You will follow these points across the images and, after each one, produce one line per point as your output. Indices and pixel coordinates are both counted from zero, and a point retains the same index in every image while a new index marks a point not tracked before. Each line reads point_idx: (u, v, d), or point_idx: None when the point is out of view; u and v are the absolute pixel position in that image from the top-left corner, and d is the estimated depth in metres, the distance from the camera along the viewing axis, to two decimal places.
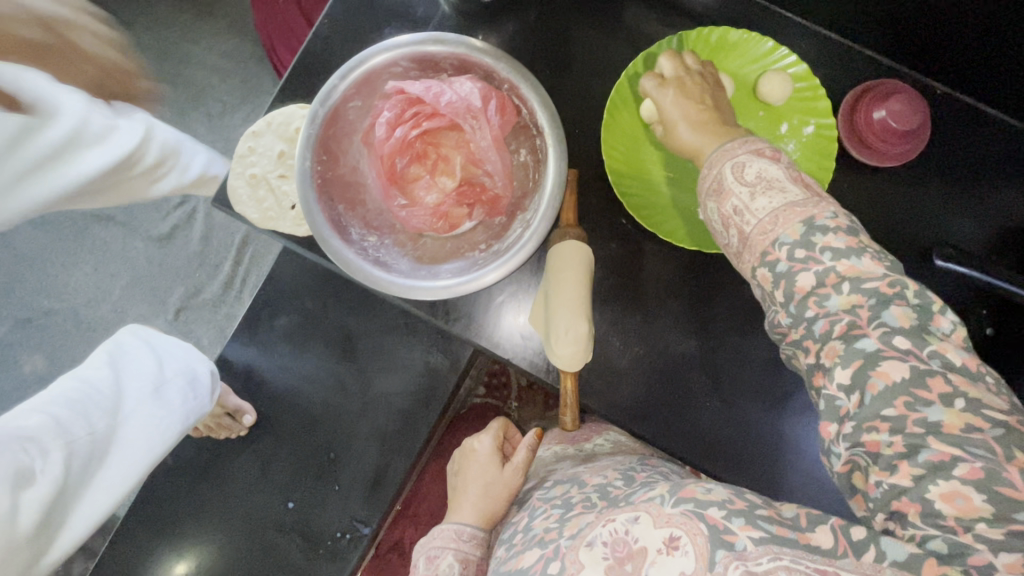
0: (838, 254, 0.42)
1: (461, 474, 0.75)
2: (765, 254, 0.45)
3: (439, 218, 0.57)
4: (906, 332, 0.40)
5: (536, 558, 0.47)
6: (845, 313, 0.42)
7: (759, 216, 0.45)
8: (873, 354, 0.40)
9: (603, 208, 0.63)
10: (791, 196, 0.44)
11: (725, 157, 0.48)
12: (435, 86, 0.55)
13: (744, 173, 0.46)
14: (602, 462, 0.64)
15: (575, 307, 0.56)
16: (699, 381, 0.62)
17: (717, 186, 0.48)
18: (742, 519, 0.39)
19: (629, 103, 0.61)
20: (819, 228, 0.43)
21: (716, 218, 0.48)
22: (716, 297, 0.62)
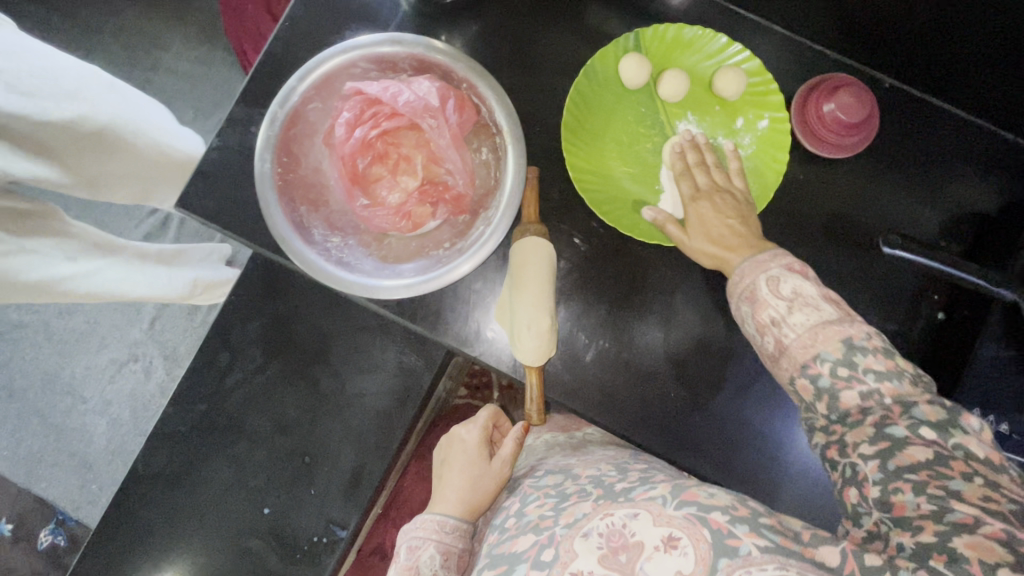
0: (880, 375, 0.45)
1: (445, 463, 0.75)
2: (806, 366, 0.47)
3: (403, 218, 0.57)
4: (933, 425, 0.43)
5: (531, 543, 0.48)
6: (878, 406, 0.45)
7: (797, 330, 0.48)
8: (901, 440, 0.43)
9: (566, 205, 0.63)
10: (827, 315, 0.47)
11: (757, 269, 0.51)
12: (394, 86, 0.56)
13: (779, 287, 0.49)
14: (593, 455, 0.65)
15: (539, 302, 0.57)
16: (665, 372, 0.63)
17: (751, 294, 0.50)
18: (746, 526, 0.41)
19: (587, 102, 0.62)
20: (860, 348, 0.46)
21: (750, 322, 0.50)
22: (679, 289, 0.63)
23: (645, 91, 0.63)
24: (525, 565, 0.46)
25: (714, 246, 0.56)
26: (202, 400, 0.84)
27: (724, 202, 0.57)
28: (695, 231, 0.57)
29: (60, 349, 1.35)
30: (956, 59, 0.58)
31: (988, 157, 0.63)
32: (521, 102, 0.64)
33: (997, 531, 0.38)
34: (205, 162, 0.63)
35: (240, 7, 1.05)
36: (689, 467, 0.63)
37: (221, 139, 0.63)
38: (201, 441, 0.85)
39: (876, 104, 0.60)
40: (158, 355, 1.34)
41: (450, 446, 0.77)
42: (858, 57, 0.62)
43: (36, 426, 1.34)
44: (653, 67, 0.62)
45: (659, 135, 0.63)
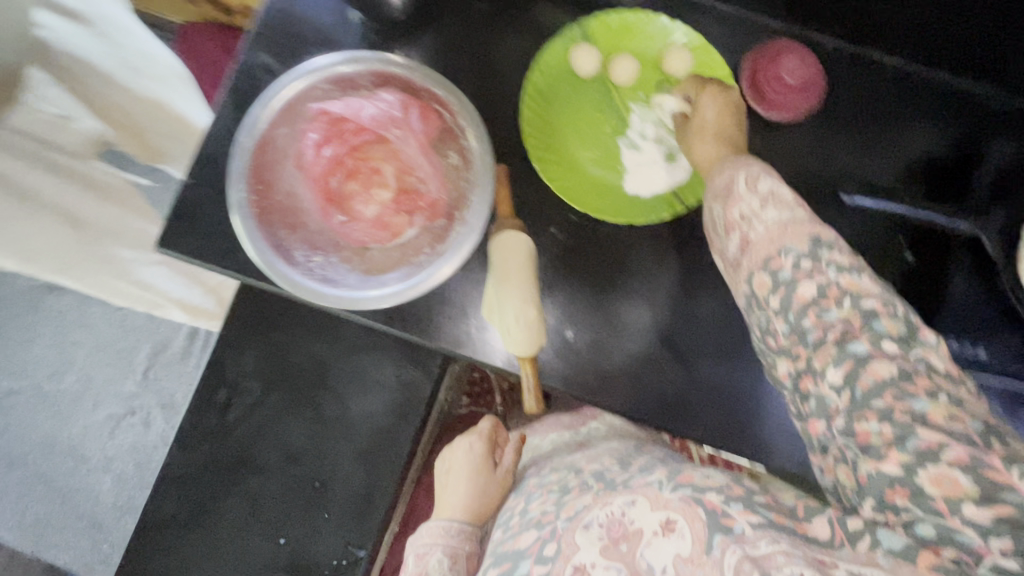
0: (841, 268, 0.45)
1: (450, 475, 0.76)
2: (770, 260, 0.47)
3: (381, 228, 0.59)
4: (895, 339, 0.43)
5: (534, 539, 0.53)
6: (840, 322, 0.44)
7: (766, 224, 0.48)
8: (863, 356, 0.42)
9: (538, 195, 0.64)
10: (795, 213, 0.47)
11: (738, 166, 0.52)
12: (355, 101, 0.57)
13: (756, 183, 0.49)
14: (599, 448, 0.69)
15: (523, 294, 0.59)
16: (655, 346, 0.64)
17: (728, 192, 0.51)
18: (740, 504, 0.42)
19: (544, 94, 0.64)
20: (825, 246, 0.45)
21: (721, 220, 0.51)
22: (660, 263, 0.64)
23: (599, 78, 0.65)
24: (529, 560, 0.50)
25: (712, 143, 0.58)
26: (205, 439, 0.83)
27: (717, 99, 0.60)
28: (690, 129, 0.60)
29: (56, 413, 1.33)
30: (889, 20, 0.61)
31: (936, 103, 0.65)
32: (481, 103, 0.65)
33: (960, 456, 0.38)
34: (181, 201, 0.64)
35: (197, 50, 1.08)
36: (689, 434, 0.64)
37: (195, 175, 0.64)
38: (209, 482, 0.83)
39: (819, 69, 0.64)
40: (156, 405, 1.33)
41: (452, 458, 0.78)
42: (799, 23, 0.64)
43: (43, 495, 1.32)
44: (603, 54, 0.65)
45: (616, 118, 0.65)
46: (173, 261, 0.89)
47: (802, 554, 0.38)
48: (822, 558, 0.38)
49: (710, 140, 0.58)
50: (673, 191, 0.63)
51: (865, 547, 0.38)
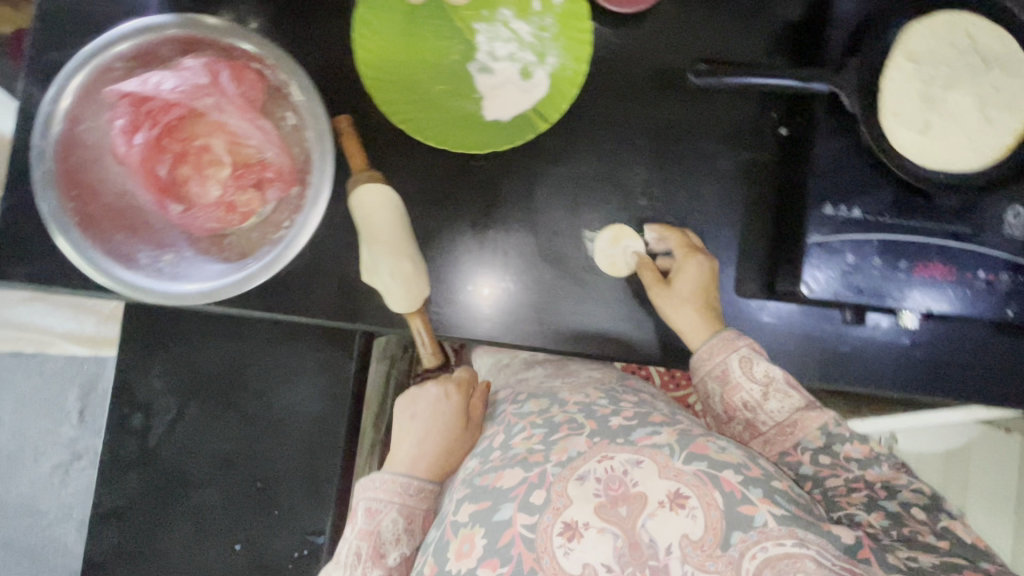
0: (860, 461, 0.53)
1: (412, 423, 0.66)
2: (789, 453, 0.55)
3: (227, 210, 0.54)
4: (921, 504, 0.50)
5: (519, 480, 0.51)
6: (864, 484, 0.52)
7: (776, 416, 0.55)
8: (895, 512, 0.49)
9: (394, 142, 0.60)
10: (797, 400, 0.55)
11: (727, 347, 0.56)
12: (153, 77, 0.51)
13: (753, 368, 0.56)
14: (578, 379, 0.67)
15: (396, 248, 0.56)
16: (548, 273, 0.61)
17: (724, 374, 0.56)
18: (761, 492, 0.47)
19: (376, 30, 0.58)
20: (839, 436, 0.54)
21: (722, 402, 0.57)
22: (536, 188, 0.61)
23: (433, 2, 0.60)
24: (511, 504, 0.49)
25: (703, 322, 0.58)
26: (132, 467, 0.80)
27: (701, 271, 0.59)
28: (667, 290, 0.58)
29: None
30: None
31: None
32: (314, 53, 0.60)
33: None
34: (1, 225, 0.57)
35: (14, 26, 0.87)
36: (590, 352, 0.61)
37: (9, 193, 0.57)
38: (148, 508, 0.80)
39: None
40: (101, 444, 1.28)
41: (415, 395, 0.67)
42: None
43: (8, 560, 1.27)
44: None
45: (462, 43, 0.60)
46: (49, 295, 0.84)
47: (828, 563, 0.44)
48: (846, 567, 0.44)
49: (694, 314, 0.58)
50: (535, 109, 0.59)
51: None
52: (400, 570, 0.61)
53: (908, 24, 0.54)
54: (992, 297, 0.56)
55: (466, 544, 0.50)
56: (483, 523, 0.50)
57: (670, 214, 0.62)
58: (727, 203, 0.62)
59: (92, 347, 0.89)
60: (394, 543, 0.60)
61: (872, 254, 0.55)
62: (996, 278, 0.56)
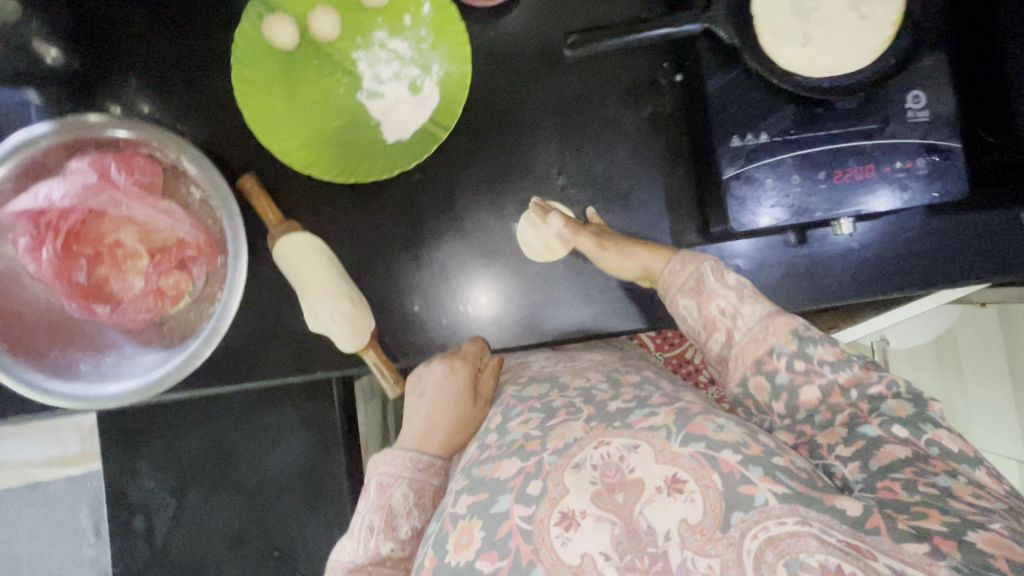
0: (834, 365, 0.50)
1: (421, 400, 0.58)
2: (763, 362, 0.50)
3: (157, 296, 0.55)
4: (904, 422, 0.47)
5: (516, 471, 0.47)
6: (849, 407, 0.49)
7: (749, 322, 0.51)
8: (875, 438, 0.46)
9: (304, 189, 0.60)
10: (767, 307, 0.52)
11: (696, 258, 0.55)
12: (42, 188, 0.50)
13: (724, 277, 0.54)
14: (582, 362, 0.63)
15: (329, 290, 0.55)
16: (485, 275, 0.62)
17: (698, 285, 0.54)
18: (760, 469, 0.42)
19: (259, 84, 0.58)
20: (809, 340, 0.50)
21: (699, 318, 0.53)
22: (455, 196, 0.61)
23: (307, 41, 0.59)
24: (509, 495, 0.46)
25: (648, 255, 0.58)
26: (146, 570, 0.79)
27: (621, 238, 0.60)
28: (603, 267, 0.59)
29: None
30: None
31: None
32: (206, 120, 0.61)
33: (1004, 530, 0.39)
34: None
35: None
36: (552, 336, 0.63)
37: None
38: None
39: None
40: None
41: (420, 373, 0.60)
42: None
43: None
44: (297, 16, 0.59)
45: (346, 75, 0.60)
46: (23, 428, 0.84)
47: (834, 540, 0.39)
48: (852, 543, 0.39)
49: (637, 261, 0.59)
50: (432, 120, 0.60)
51: (920, 552, 0.38)
52: (412, 545, 0.54)
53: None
54: (917, 183, 0.57)
55: (465, 536, 0.46)
56: (480, 516, 0.46)
57: (590, 183, 0.62)
58: (642, 157, 0.62)
59: (85, 464, 0.88)
60: (406, 517, 0.53)
61: (789, 172, 0.56)
62: (914, 164, 0.57)
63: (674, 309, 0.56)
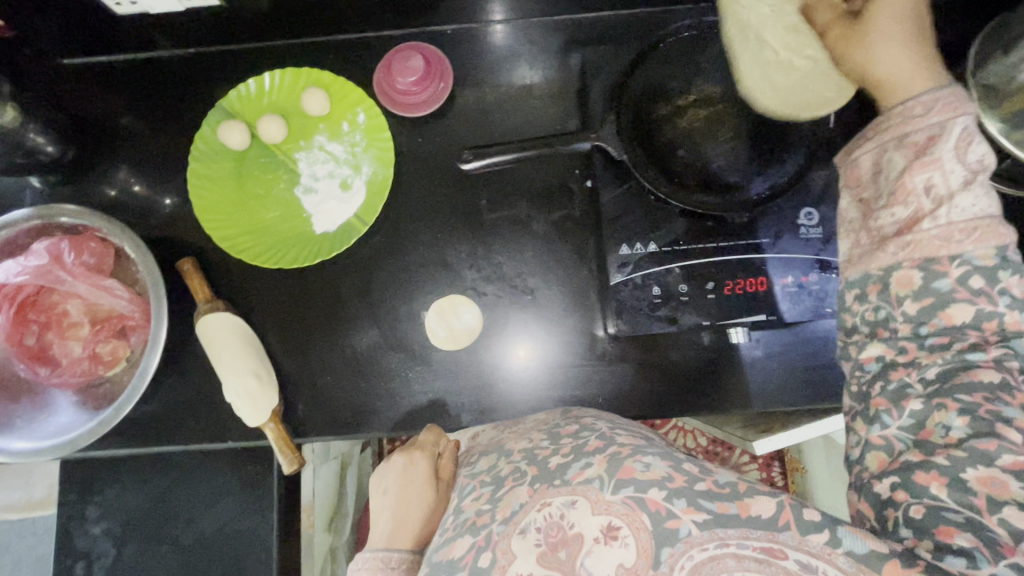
0: (1016, 300, 0.41)
1: (386, 496, 0.67)
2: (934, 260, 0.42)
3: (93, 361, 0.61)
4: (1022, 359, 0.41)
5: (468, 547, 0.46)
6: (974, 335, 0.41)
7: (957, 212, 0.42)
8: (971, 365, 0.41)
9: (244, 271, 0.67)
10: (992, 212, 0.42)
11: (951, 108, 0.43)
12: (4, 266, 0.59)
13: (967, 149, 0.43)
14: (525, 424, 0.60)
15: (239, 368, 0.60)
16: (394, 358, 0.65)
17: (925, 144, 0.43)
18: (684, 501, 0.41)
19: (210, 179, 0.67)
20: (1006, 266, 0.42)
21: (892, 179, 0.44)
22: (375, 281, 0.66)
23: (257, 145, 0.68)
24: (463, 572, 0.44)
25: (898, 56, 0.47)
26: None
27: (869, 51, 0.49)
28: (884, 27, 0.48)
29: None
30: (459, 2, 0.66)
31: (557, 42, 0.69)
32: (170, 207, 0.70)
33: None
34: None
35: None
36: (454, 428, 0.64)
37: None
38: None
39: (415, 60, 0.66)
40: None
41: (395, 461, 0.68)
42: (396, 24, 0.69)
43: None
44: (250, 123, 0.68)
45: (287, 172, 0.68)
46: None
47: (749, 553, 0.39)
48: (767, 548, 0.39)
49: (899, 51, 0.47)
50: (356, 215, 0.66)
51: (822, 542, 0.38)
52: None
53: (653, 81, 0.63)
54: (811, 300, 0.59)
55: None
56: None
57: (501, 279, 0.65)
58: (549, 256, 0.65)
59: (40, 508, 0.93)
60: None
61: (677, 281, 0.60)
62: (807, 280, 0.59)
63: (856, 165, 0.47)
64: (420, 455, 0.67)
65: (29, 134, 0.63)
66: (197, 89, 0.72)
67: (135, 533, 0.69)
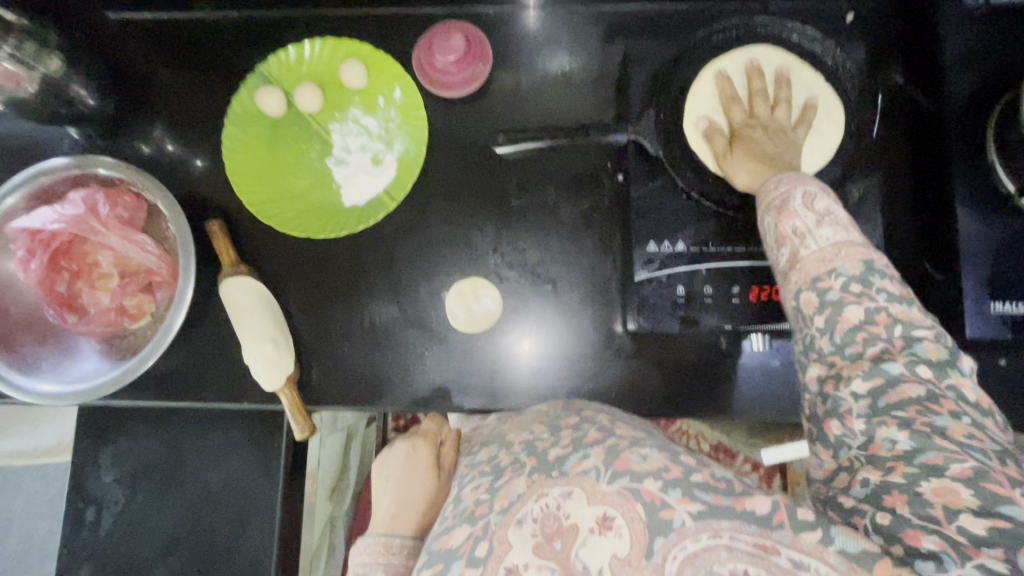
0: (892, 297, 0.43)
1: (387, 481, 0.71)
2: (818, 279, 0.44)
3: (118, 313, 0.62)
4: (932, 363, 0.41)
5: (465, 536, 0.47)
6: (882, 341, 0.42)
7: (821, 243, 0.45)
8: (896, 376, 0.40)
9: (269, 236, 0.68)
10: (852, 235, 0.45)
11: (794, 181, 0.49)
12: (42, 212, 0.60)
13: (814, 200, 0.47)
14: (524, 416, 0.61)
15: (258, 332, 0.61)
16: (410, 334, 0.65)
17: (780, 204, 0.48)
18: (678, 491, 0.41)
19: (243, 143, 0.67)
20: (878, 271, 0.44)
21: (772, 234, 0.48)
22: (397, 256, 0.67)
23: (291, 113, 0.68)
24: (460, 561, 0.45)
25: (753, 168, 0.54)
26: None
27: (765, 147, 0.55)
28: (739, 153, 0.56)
29: None
30: None
31: (597, 31, 0.68)
32: (200, 168, 0.71)
33: None
34: None
35: None
36: (464, 410, 0.65)
37: None
38: None
39: (456, 39, 0.65)
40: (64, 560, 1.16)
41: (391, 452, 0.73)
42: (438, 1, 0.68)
43: None
44: (287, 90, 0.68)
45: (319, 142, 0.68)
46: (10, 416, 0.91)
47: (741, 546, 0.38)
48: (760, 543, 0.38)
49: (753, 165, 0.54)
50: (384, 190, 0.66)
51: (814, 540, 0.37)
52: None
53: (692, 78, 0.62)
54: None
55: None
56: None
57: (523, 266, 0.65)
58: (572, 247, 0.65)
59: None
60: None
61: (701, 282, 0.59)
62: None
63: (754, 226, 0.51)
64: (420, 447, 0.72)
65: (71, 84, 0.64)
66: (236, 52, 0.73)
67: (144, 483, 0.71)
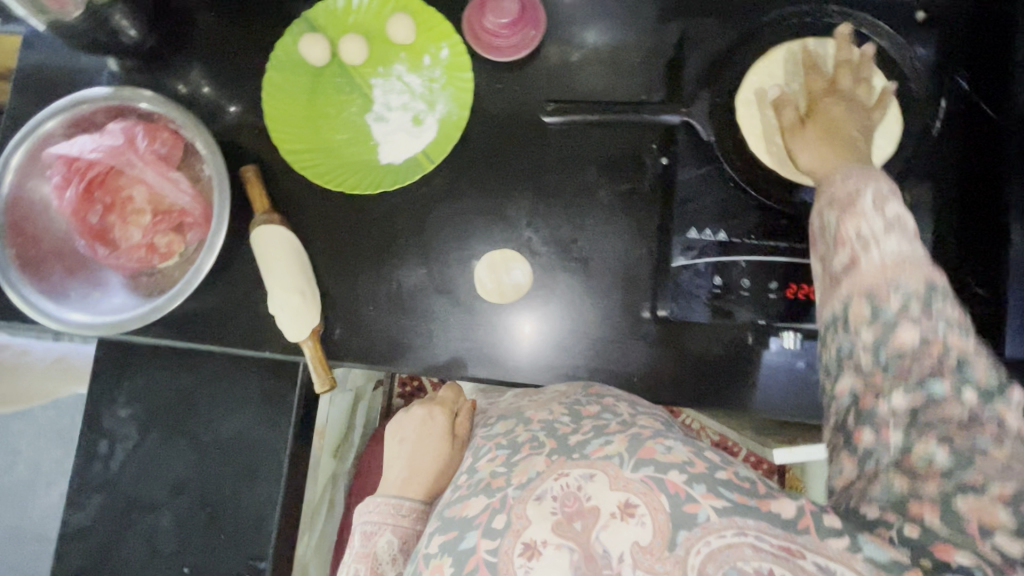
0: (951, 322, 0.39)
1: (402, 444, 0.71)
2: (874, 292, 0.40)
3: (149, 251, 0.62)
4: (979, 389, 0.38)
5: (482, 507, 0.46)
6: (930, 360, 0.38)
7: (886, 251, 0.40)
8: (938, 397, 0.38)
9: (302, 188, 0.67)
10: (920, 252, 0.40)
11: (863, 179, 0.44)
12: (81, 141, 0.60)
13: (885, 204, 0.42)
14: (545, 394, 0.60)
15: (286, 283, 0.61)
16: (437, 301, 0.65)
17: (848, 202, 0.43)
18: (703, 486, 0.41)
19: (284, 91, 0.66)
20: (941, 292, 0.39)
21: (830, 233, 0.43)
22: (430, 221, 0.66)
23: (335, 64, 0.67)
24: (475, 532, 0.44)
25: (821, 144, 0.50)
26: None
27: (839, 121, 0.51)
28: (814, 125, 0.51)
29: None
30: None
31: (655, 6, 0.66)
32: (237, 114, 0.70)
33: None
34: None
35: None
36: (484, 381, 0.65)
37: None
38: None
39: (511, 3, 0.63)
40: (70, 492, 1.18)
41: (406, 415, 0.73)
42: None
43: None
44: (332, 40, 0.67)
45: (361, 97, 0.67)
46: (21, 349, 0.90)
47: (767, 545, 0.38)
48: (785, 545, 0.38)
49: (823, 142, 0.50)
50: (423, 152, 0.65)
51: (841, 547, 0.38)
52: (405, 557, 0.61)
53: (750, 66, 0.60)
54: None
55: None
56: (450, 554, 0.45)
57: (557, 242, 0.64)
58: (607, 228, 0.64)
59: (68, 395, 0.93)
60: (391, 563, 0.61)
61: (740, 275, 0.58)
62: None
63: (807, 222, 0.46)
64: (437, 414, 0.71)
65: None
66: None
67: (160, 421, 0.72)
